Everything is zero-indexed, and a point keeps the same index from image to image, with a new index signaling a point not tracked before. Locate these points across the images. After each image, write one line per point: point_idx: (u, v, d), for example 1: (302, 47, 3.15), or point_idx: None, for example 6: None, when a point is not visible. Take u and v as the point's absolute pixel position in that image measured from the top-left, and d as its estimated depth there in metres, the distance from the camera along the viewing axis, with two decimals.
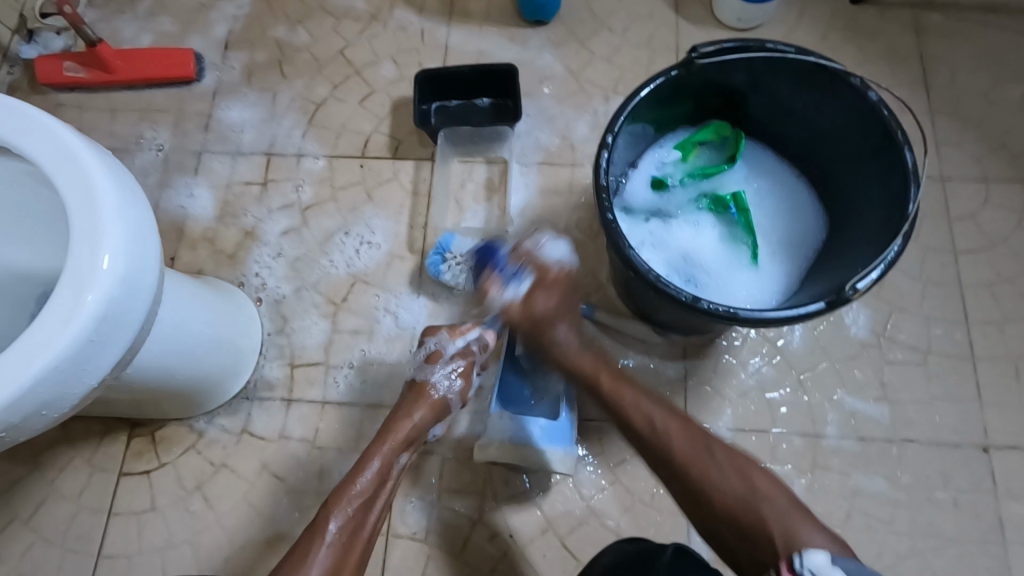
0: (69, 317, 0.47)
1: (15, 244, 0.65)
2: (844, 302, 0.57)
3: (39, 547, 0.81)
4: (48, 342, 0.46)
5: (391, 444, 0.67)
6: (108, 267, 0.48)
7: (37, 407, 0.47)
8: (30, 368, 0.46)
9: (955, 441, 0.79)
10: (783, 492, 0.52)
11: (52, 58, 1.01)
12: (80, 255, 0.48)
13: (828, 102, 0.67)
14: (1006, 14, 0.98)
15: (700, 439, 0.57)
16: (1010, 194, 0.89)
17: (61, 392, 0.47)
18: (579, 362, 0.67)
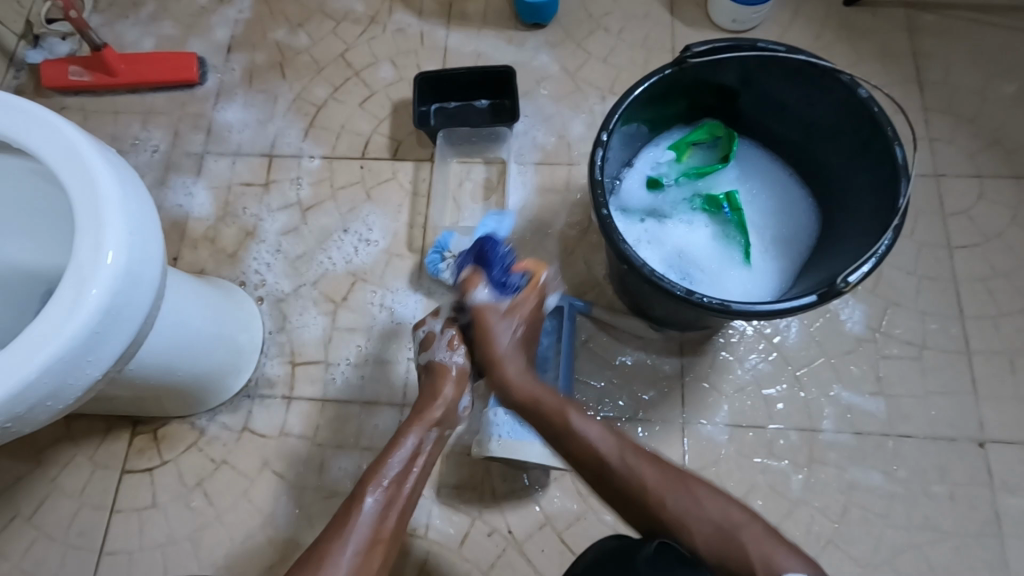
0: (73, 310, 0.47)
1: (17, 244, 0.67)
2: (834, 296, 0.57)
3: (41, 544, 0.82)
4: (52, 334, 0.47)
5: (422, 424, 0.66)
6: (112, 261, 0.49)
7: (42, 398, 0.48)
8: (35, 359, 0.46)
9: (951, 435, 0.79)
10: (755, 518, 0.54)
11: (57, 62, 1.02)
12: (85, 250, 0.49)
13: (820, 100, 0.68)
14: (997, 13, 0.99)
15: (677, 478, 0.57)
16: (1004, 190, 0.89)
17: (64, 384, 0.48)
18: (527, 399, 0.64)
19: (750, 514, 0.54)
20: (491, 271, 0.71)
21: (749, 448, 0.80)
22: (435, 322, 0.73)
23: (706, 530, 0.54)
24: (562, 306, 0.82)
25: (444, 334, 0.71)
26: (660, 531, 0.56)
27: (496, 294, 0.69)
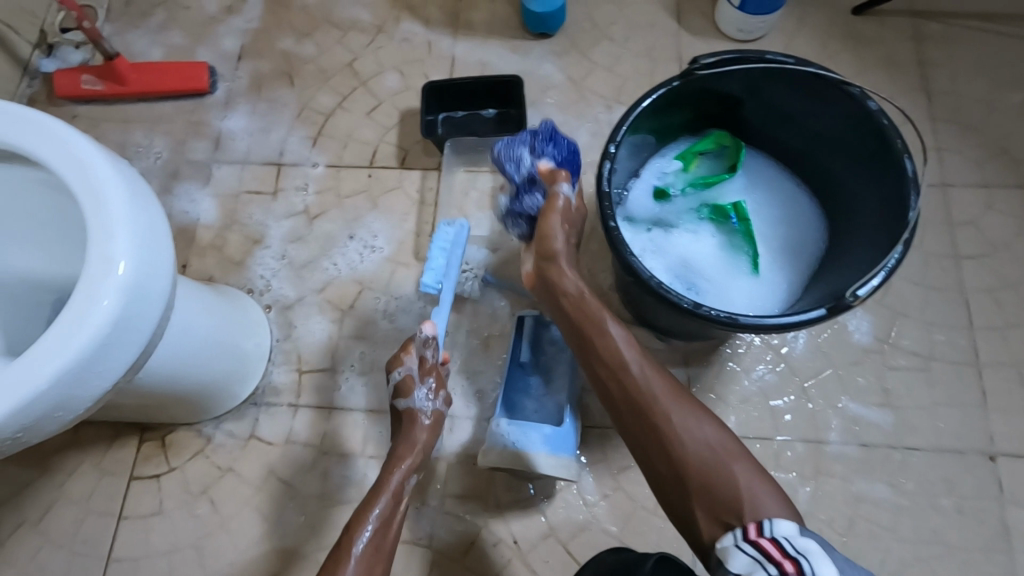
0: (83, 321, 0.48)
1: (29, 253, 0.67)
2: (844, 310, 0.57)
3: (49, 550, 0.83)
4: (61, 345, 0.47)
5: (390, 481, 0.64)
6: (122, 272, 0.49)
7: (51, 408, 0.48)
8: (44, 371, 0.47)
9: (959, 448, 0.78)
10: (762, 481, 0.50)
11: (68, 71, 1.04)
12: (95, 261, 0.50)
13: (827, 111, 0.68)
14: (1005, 22, 0.98)
15: (682, 397, 0.55)
16: (1012, 200, 0.89)
17: (73, 394, 0.49)
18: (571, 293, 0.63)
19: (744, 451, 0.52)
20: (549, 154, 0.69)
21: None
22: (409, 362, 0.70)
23: (698, 448, 0.52)
24: None
25: (425, 383, 0.70)
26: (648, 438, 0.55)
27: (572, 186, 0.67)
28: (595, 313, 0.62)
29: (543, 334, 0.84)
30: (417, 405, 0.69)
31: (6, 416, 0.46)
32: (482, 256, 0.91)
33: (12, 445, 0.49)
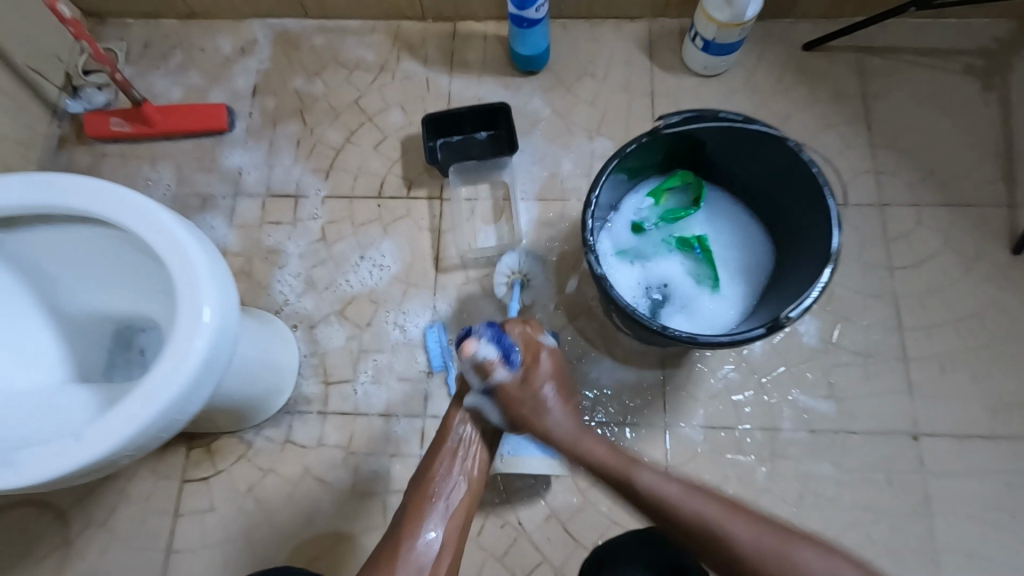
0: (181, 362, 0.60)
1: (91, 292, 0.81)
2: (772, 333, 0.72)
3: (116, 545, 0.95)
4: (166, 381, 0.59)
5: (448, 444, 0.78)
6: (209, 320, 0.61)
7: (158, 430, 0.60)
8: (153, 402, 0.59)
9: (891, 431, 0.94)
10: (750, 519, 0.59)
11: (99, 115, 1.14)
12: (185, 312, 0.61)
13: (770, 158, 0.81)
14: (936, 56, 1.12)
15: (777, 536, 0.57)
16: (939, 216, 1.03)
17: (173, 419, 0.61)
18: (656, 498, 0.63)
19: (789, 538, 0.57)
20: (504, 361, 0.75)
21: (721, 446, 0.94)
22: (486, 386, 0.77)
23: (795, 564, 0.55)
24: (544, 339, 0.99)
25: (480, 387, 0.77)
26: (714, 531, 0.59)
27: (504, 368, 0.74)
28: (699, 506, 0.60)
29: None
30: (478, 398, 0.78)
31: (127, 437, 0.58)
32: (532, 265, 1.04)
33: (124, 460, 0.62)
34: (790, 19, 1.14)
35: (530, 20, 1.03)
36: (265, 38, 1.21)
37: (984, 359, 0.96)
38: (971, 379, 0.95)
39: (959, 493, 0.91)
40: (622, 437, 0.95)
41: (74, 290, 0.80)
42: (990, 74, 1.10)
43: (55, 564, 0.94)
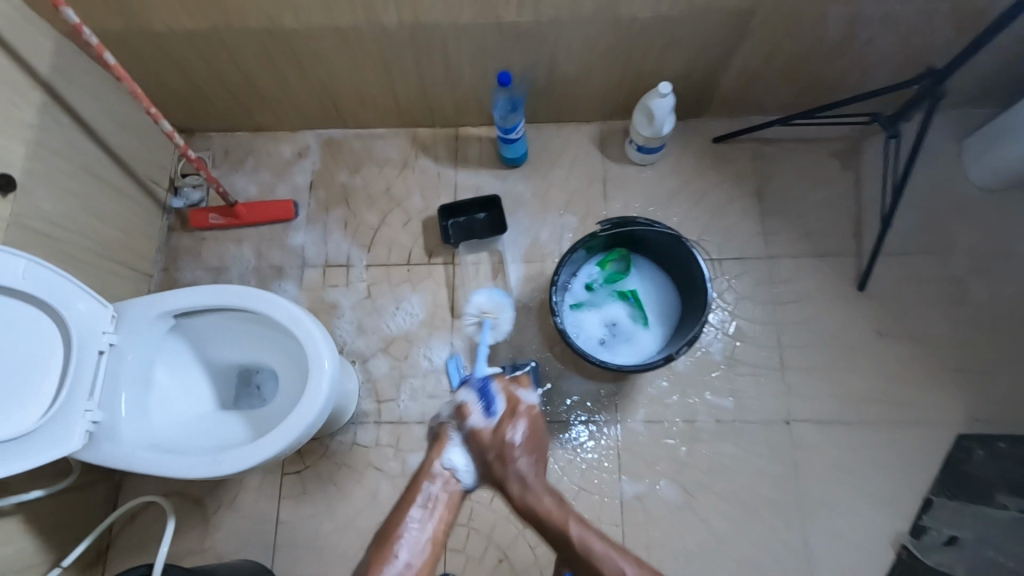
0: (318, 393, 1.04)
1: (225, 348, 1.21)
2: (667, 364, 1.14)
3: (239, 520, 1.36)
4: (311, 404, 1.03)
5: (426, 483, 1.18)
6: (330, 369, 1.04)
7: (306, 432, 1.04)
8: (306, 417, 1.03)
9: (773, 418, 1.35)
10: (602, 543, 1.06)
11: (200, 212, 1.55)
12: (315, 365, 1.04)
13: (672, 244, 1.23)
14: (810, 143, 1.53)
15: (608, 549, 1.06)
16: (809, 264, 1.45)
17: (314, 425, 1.05)
18: (579, 543, 1.07)
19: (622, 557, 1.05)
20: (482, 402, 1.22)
21: (656, 433, 1.35)
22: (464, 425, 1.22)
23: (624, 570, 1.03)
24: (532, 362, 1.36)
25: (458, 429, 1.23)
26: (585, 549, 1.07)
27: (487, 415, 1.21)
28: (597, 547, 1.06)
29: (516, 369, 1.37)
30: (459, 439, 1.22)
31: (294, 437, 1.03)
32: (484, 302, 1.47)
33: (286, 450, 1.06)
34: (704, 120, 1.55)
35: (511, 138, 1.43)
36: (316, 144, 1.62)
37: (838, 365, 1.38)
38: (828, 380, 1.37)
39: (819, 460, 1.32)
40: (588, 430, 1.36)
41: (214, 347, 1.20)
42: (848, 157, 1.52)
43: (196, 536, 1.34)
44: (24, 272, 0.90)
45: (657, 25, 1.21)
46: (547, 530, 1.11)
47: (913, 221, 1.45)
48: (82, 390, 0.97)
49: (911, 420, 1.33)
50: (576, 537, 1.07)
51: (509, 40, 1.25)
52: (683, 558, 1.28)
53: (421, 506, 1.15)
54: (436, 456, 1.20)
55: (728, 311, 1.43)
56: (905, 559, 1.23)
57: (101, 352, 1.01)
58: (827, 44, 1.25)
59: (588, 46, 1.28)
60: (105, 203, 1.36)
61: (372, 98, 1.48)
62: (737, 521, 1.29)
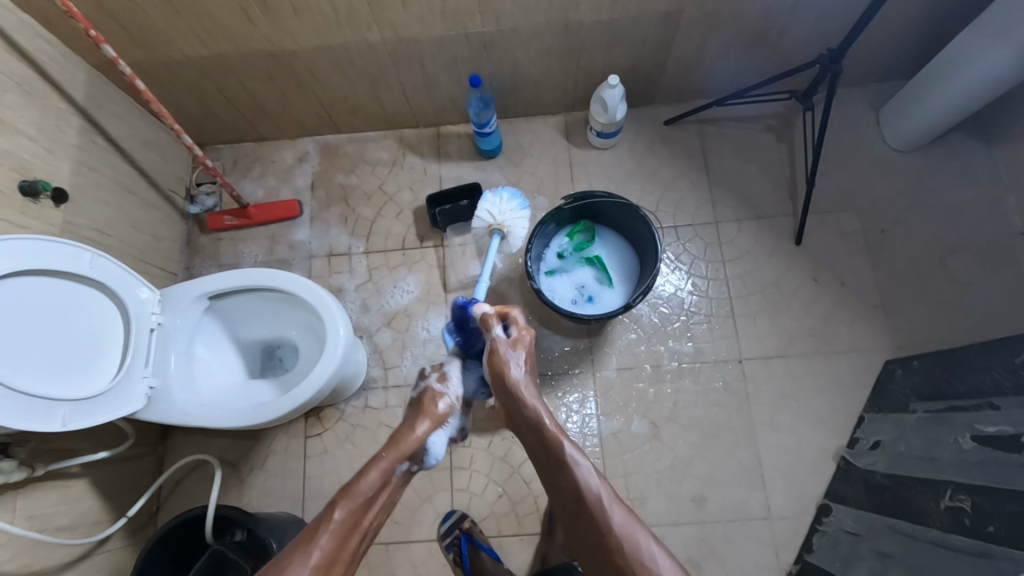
0: (334, 353, 1.23)
1: (254, 326, 1.42)
2: (628, 311, 1.35)
3: (270, 479, 1.55)
4: (328, 363, 1.22)
5: (383, 454, 0.98)
6: (344, 332, 1.24)
7: (327, 387, 1.23)
8: (325, 373, 1.22)
9: (727, 358, 1.57)
10: (641, 532, 0.91)
11: (216, 215, 1.75)
12: (331, 329, 1.24)
13: (626, 212, 1.45)
14: (748, 120, 1.75)
15: (636, 530, 0.91)
16: (751, 225, 1.67)
17: (332, 381, 1.24)
18: (595, 506, 0.94)
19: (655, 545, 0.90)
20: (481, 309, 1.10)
21: (628, 378, 1.56)
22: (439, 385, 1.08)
23: (651, 560, 0.89)
24: None
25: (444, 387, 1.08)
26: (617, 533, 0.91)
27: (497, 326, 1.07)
28: (622, 532, 0.91)
29: None
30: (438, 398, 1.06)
31: (315, 391, 1.21)
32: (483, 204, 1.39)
33: (311, 404, 1.24)
34: (654, 106, 1.77)
35: (486, 132, 1.64)
36: (314, 149, 1.83)
37: (779, 310, 1.59)
38: (772, 323, 1.58)
39: (766, 391, 1.54)
40: (569, 380, 1.57)
41: (244, 326, 1.41)
42: (781, 131, 1.73)
43: (233, 495, 1.54)
44: (91, 263, 1.10)
45: (602, 28, 1.42)
46: (551, 478, 1.01)
47: (839, 182, 1.67)
48: (140, 361, 1.17)
49: (843, 352, 1.55)
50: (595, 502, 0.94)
51: (478, 49, 1.46)
52: (656, 482, 1.49)
53: (352, 502, 0.92)
54: (417, 421, 1.03)
55: (684, 271, 1.64)
56: (843, 467, 1.44)
57: (152, 330, 1.20)
58: (748, 35, 1.46)
59: (545, 50, 1.49)
60: (136, 211, 1.56)
61: (362, 106, 1.69)
62: (699, 446, 1.51)
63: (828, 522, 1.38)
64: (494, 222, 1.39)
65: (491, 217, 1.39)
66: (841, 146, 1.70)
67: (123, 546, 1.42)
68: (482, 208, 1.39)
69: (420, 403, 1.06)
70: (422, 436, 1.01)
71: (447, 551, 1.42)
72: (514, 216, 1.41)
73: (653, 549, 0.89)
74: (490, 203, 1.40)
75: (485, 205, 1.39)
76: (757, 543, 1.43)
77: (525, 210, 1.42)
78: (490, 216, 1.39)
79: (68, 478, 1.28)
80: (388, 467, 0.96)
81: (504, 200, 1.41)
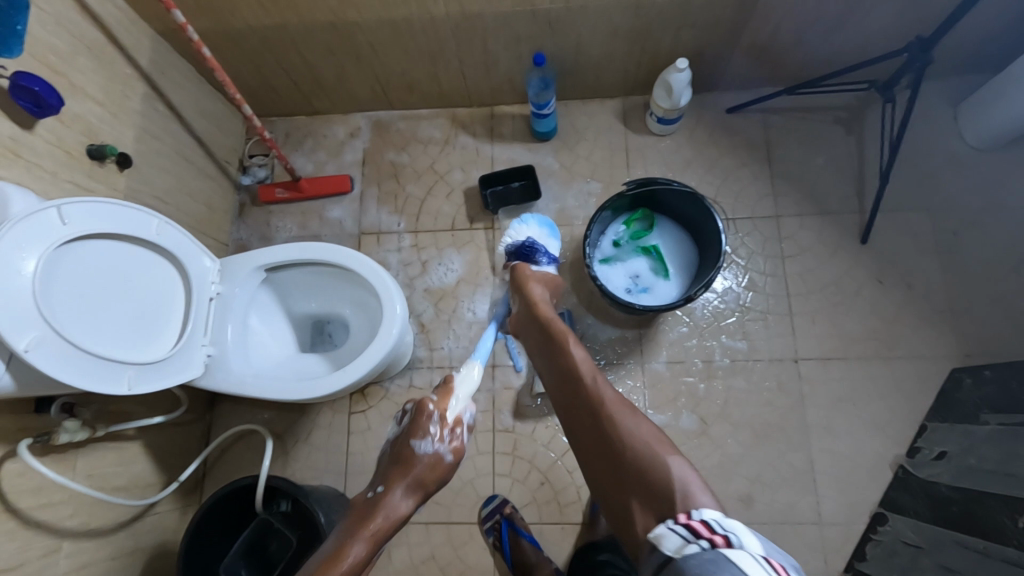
0: (391, 331, 1.21)
1: (306, 301, 1.42)
2: (686, 304, 1.31)
3: (314, 452, 1.56)
4: (383, 341, 1.21)
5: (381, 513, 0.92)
6: (400, 311, 1.22)
7: (381, 365, 1.22)
8: (379, 351, 1.20)
9: (782, 357, 1.52)
10: (650, 427, 0.93)
11: (269, 187, 1.74)
12: (388, 306, 1.23)
13: (689, 202, 1.40)
14: (816, 111, 1.67)
15: (632, 409, 0.96)
16: (814, 220, 1.60)
17: (388, 359, 1.22)
18: (588, 382, 1.00)
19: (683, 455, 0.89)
20: (538, 254, 1.21)
21: (679, 372, 1.53)
22: (425, 441, 0.96)
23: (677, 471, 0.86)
24: (564, 313, 1.54)
25: (441, 433, 0.97)
26: (625, 431, 0.93)
27: (548, 263, 1.22)
28: (618, 410, 0.95)
29: None
30: (421, 447, 0.96)
31: (368, 370, 1.19)
32: (515, 224, 1.25)
33: (363, 382, 1.23)
34: (717, 93, 1.70)
35: (544, 113, 1.60)
36: (366, 125, 1.81)
37: (840, 310, 1.53)
38: (832, 323, 1.53)
39: (823, 393, 1.49)
40: (617, 370, 1.54)
41: (297, 300, 1.42)
42: (851, 123, 1.66)
43: (279, 466, 1.55)
44: (157, 229, 1.10)
45: (673, 9, 1.37)
46: (546, 348, 1.06)
47: (910, 178, 1.59)
48: (200, 330, 1.18)
49: (906, 356, 1.49)
50: (589, 377, 1.01)
51: (542, 27, 1.42)
52: (703, 478, 1.46)
53: (366, 541, 0.89)
54: (398, 484, 0.95)
55: (742, 265, 1.59)
56: (901, 476, 1.39)
57: (211, 299, 1.21)
58: (827, 20, 1.39)
59: (612, 30, 1.44)
60: (192, 180, 1.57)
61: (418, 83, 1.66)
62: (749, 445, 1.47)
63: (884, 532, 1.34)
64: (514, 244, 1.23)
65: (515, 235, 1.23)
66: (916, 141, 1.61)
67: (171, 510, 1.44)
68: (511, 228, 1.25)
69: (405, 455, 0.97)
70: (406, 507, 0.94)
71: (489, 535, 1.41)
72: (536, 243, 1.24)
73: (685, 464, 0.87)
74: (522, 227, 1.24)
75: (524, 224, 1.25)
76: (807, 549, 1.39)
77: (555, 238, 1.26)
78: (519, 237, 1.23)
79: (123, 441, 1.30)
80: (374, 538, 0.89)
81: (534, 225, 1.25)
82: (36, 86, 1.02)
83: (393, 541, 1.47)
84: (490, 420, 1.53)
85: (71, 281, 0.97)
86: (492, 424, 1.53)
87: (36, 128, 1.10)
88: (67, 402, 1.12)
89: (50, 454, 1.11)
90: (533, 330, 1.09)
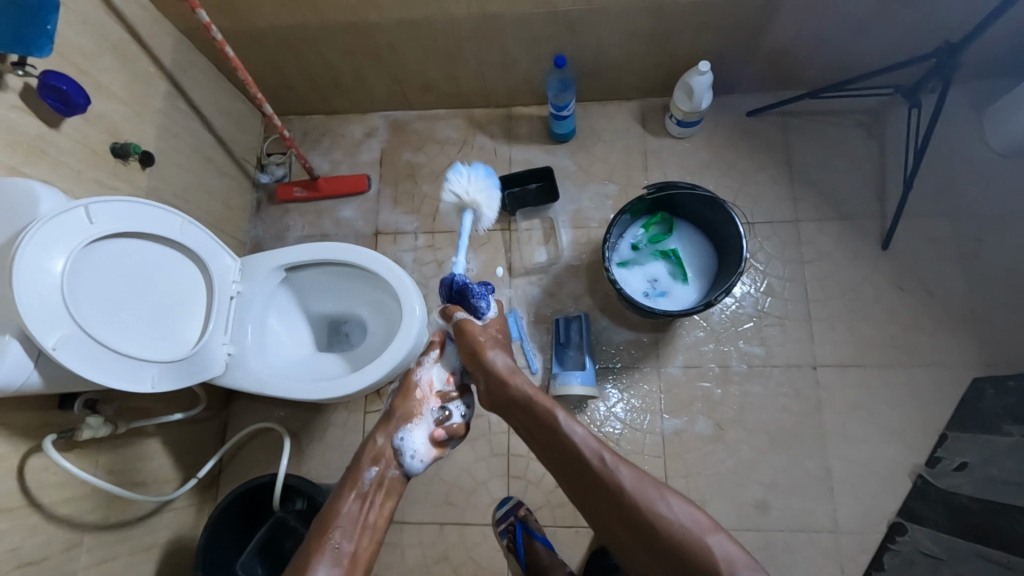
0: (410, 333, 1.21)
1: (323, 301, 1.43)
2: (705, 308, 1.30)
3: (329, 450, 1.57)
4: (402, 343, 1.21)
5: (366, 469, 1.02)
6: (420, 313, 1.22)
7: (399, 367, 1.22)
8: (398, 353, 1.20)
9: (799, 363, 1.51)
10: (675, 500, 0.87)
11: (286, 186, 1.75)
12: (408, 308, 1.23)
13: (710, 205, 1.39)
14: (837, 115, 1.66)
15: (652, 483, 0.89)
16: (834, 225, 1.59)
17: (405, 361, 1.23)
18: (597, 464, 0.91)
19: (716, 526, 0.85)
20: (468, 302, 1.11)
21: (695, 376, 1.52)
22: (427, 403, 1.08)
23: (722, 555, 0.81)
24: (580, 316, 1.55)
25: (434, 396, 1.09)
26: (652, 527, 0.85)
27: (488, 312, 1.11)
28: (641, 490, 0.88)
29: (568, 325, 1.54)
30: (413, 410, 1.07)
31: (387, 371, 1.20)
32: (451, 177, 1.19)
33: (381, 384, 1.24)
34: (736, 96, 1.69)
35: (563, 115, 1.59)
36: (383, 125, 1.81)
37: (859, 316, 1.52)
38: (850, 329, 1.52)
39: (840, 400, 1.48)
40: (633, 373, 1.54)
41: (315, 300, 1.42)
42: (873, 127, 1.64)
43: (294, 464, 1.56)
44: (180, 228, 1.11)
45: (695, 12, 1.36)
46: (536, 434, 0.98)
47: (933, 185, 1.57)
48: (220, 329, 1.18)
49: (925, 364, 1.47)
50: (600, 460, 0.92)
51: (563, 28, 1.41)
52: (718, 483, 1.45)
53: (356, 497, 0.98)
54: (383, 430, 1.05)
55: (760, 270, 1.58)
56: (920, 484, 1.38)
57: (232, 298, 1.22)
58: (852, 25, 1.38)
59: (633, 33, 1.43)
60: (211, 178, 1.58)
61: (437, 83, 1.66)
62: (764, 451, 1.46)
63: (901, 541, 1.32)
64: (465, 199, 1.18)
65: (462, 192, 1.18)
66: (939, 147, 1.60)
67: (188, 506, 1.46)
68: (449, 185, 1.19)
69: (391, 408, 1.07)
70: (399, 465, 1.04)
71: (502, 537, 1.41)
72: (483, 189, 1.20)
73: (722, 537, 0.83)
74: (462, 176, 1.19)
75: (456, 177, 1.19)
76: (823, 556, 1.39)
77: (494, 182, 1.24)
78: (462, 192, 1.18)
79: (143, 438, 1.31)
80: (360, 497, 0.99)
81: (469, 172, 1.20)
82: (64, 86, 1.03)
83: (406, 540, 1.48)
84: (505, 422, 1.53)
85: (96, 279, 0.98)
86: (507, 425, 1.53)
87: (62, 126, 1.11)
88: (90, 398, 1.14)
89: (73, 449, 1.12)
90: (553, 456, 0.96)
